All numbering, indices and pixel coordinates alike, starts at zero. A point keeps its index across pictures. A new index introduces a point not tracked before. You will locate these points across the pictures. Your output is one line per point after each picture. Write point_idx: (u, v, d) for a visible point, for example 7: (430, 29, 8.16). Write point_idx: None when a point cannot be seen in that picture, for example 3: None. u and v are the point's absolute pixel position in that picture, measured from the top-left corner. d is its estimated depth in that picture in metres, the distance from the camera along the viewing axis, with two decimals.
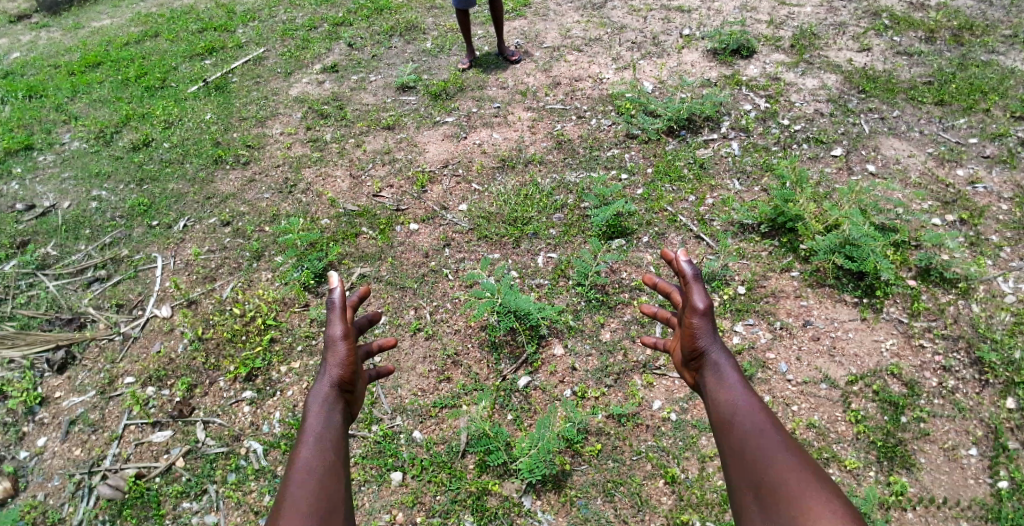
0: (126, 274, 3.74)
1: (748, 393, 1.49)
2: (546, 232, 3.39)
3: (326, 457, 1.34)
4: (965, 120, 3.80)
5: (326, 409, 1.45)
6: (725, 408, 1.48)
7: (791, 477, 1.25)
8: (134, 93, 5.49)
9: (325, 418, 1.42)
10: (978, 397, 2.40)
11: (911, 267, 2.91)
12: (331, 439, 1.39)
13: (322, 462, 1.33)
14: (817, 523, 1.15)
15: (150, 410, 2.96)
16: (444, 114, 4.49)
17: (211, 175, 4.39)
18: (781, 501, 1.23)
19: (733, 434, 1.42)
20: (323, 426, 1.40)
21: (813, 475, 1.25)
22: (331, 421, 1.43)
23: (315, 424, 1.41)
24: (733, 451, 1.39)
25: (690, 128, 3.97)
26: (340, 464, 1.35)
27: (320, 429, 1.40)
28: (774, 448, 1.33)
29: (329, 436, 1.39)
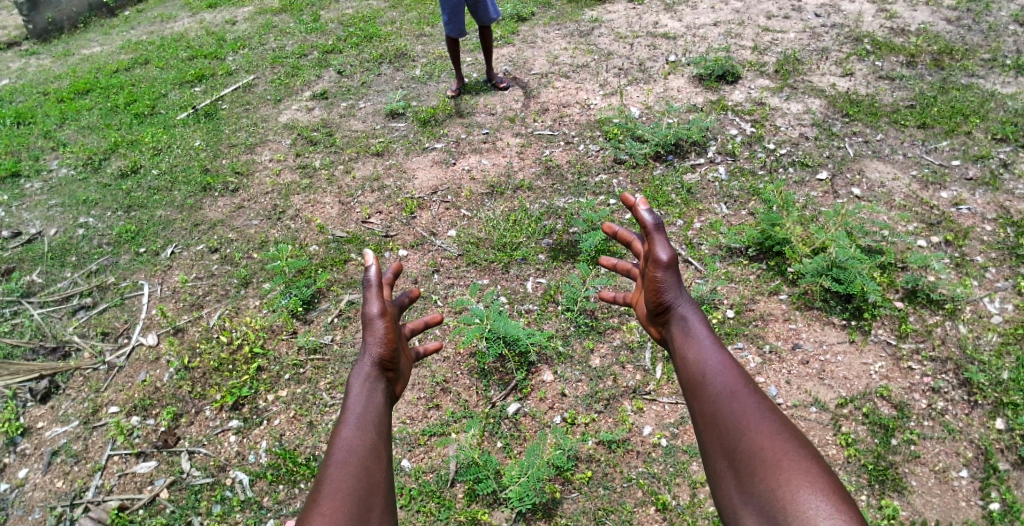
0: (113, 301, 3.70)
1: (718, 350, 1.51)
2: (535, 257, 3.40)
3: (367, 436, 1.29)
4: (948, 142, 3.87)
5: (367, 387, 1.42)
6: (696, 368, 1.50)
7: (768, 444, 1.26)
8: (123, 120, 5.51)
9: (366, 397, 1.39)
10: (968, 419, 2.40)
11: (898, 288, 2.93)
12: (373, 417, 1.34)
13: (364, 440, 1.28)
14: (791, 487, 1.16)
15: (134, 440, 2.89)
16: (432, 141, 4.53)
17: (199, 202, 4.38)
18: (756, 468, 1.24)
19: (703, 397, 1.43)
20: (365, 404, 1.37)
21: (791, 441, 1.26)
22: (372, 399, 1.40)
23: (357, 403, 1.38)
24: (705, 413, 1.40)
25: (677, 153, 4.01)
26: (382, 444, 1.30)
27: (362, 408, 1.36)
28: (750, 413, 1.34)
29: (371, 413, 1.35)
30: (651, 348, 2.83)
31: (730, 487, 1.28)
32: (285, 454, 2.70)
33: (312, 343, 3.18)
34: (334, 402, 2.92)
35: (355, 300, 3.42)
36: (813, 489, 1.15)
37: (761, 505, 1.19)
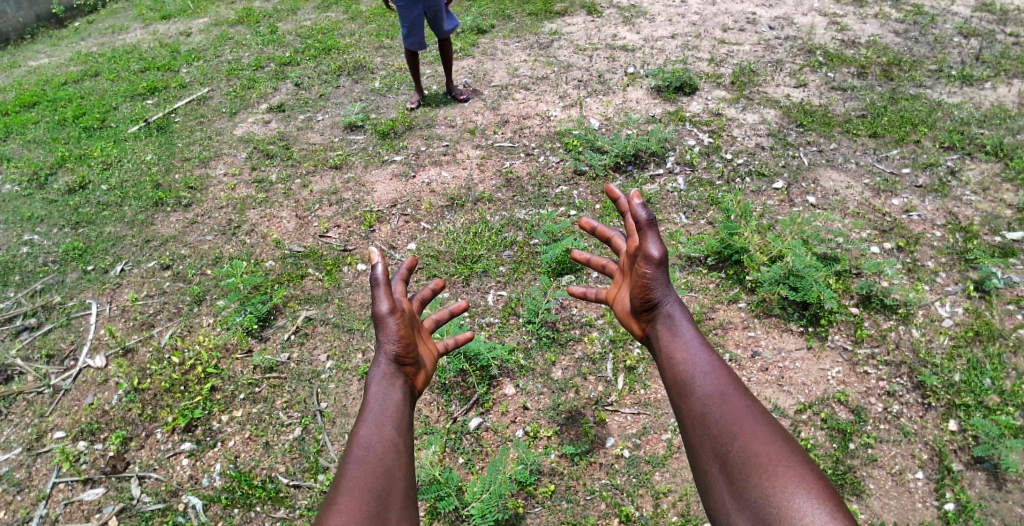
0: (57, 322, 3.52)
1: (706, 352, 1.53)
2: (496, 269, 3.37)
3: (385, 433, 1.33)
4: (898, 151, 4.00)
5: (384, 385, 1.45)
6: (684, 367, 1.50)
7: (761, 448, 1.27)
8: (71, 133, 5.30)
9: (384, 395, 1.43)
10: (922, 421, 2.45)
11: (853, 294, 2.99)
12: (391, 415, 1.38)
13: (382, 437, 1.32)
14: (787, 493, 1.18)
15: (81, 467, 2.73)
16: (392, 153, 4.48)
17: (151, 217, 4.22)
18: (750, 472, 1.24)
19: (692, 399, 1.44)
20: (382, 403, 1.40)
21: (782, 444, 1.28)
22: (389, 396, 1.43)
23: (375, 400, 1.42)
24: (694, 414, 1.41)
25: (637, 164, 4.05)
26: (402, 441, 1.33)
27: (380, 406, 1.40)
28: (742, 416, 1.35)
29: (389, 410, 1.39)
30: (613, 359, 2.82)
31: (721, 492, 1.28)
32: (240, 477, 2.59)
33: (268, 361, 3.07)
34: (290, 421, 2.81)
35: (312, 315, 3.32)
36: (807, 495, 1.17)
37: (754, 509, 1.20)
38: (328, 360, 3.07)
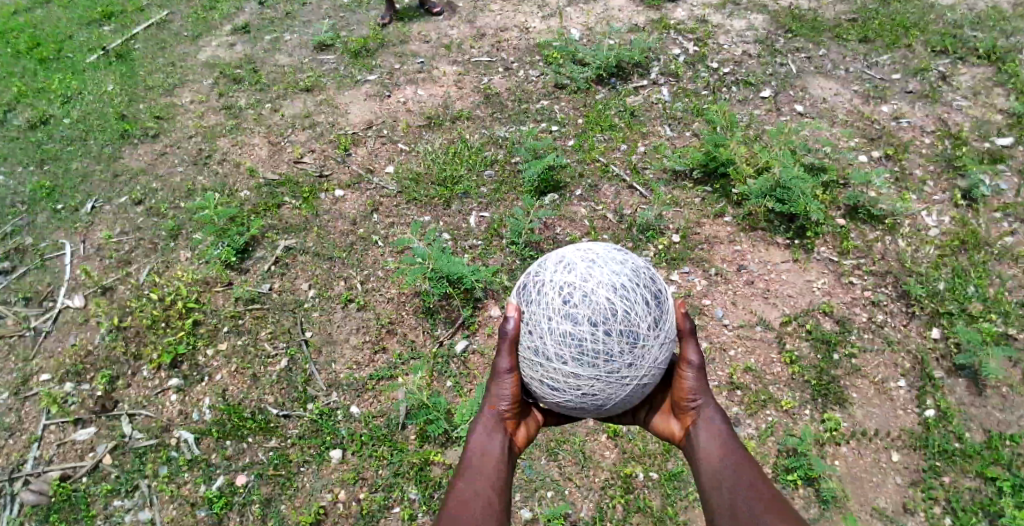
0: (33, 264, 3.42)
1: (736, 443, 1.48)
2: (477, 190, 3.27)
3: (487, 488, 1.39)
4: (889, 56, 3.85)
5: (488, 436, 1.51)
6: (713, 451, 1.46)
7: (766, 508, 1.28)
8: (27, 67, 4.95)
9: (485, 447, 1.49)
10: (905, 330, 2.47)
11: (840, 206, 2.94)
12: (491, 471, 1.43)
13: (485, 491, 1.37)
14: None
15: (70, 408, 2.73)
16: (365, 73, 4.24)
17: (118, 151, 4.03)
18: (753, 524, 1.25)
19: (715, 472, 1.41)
20: (484, 455, 1.46)
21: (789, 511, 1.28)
22: (491, 449, 1.48)
23: (478, 452, 1.48)
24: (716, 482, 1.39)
25: (620, 76, 3.88)
26: (501, 498, 1.38)
27: (483, 458, 1.46)
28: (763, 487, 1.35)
29: (490, 466, 1.44)
30: None
31: None
32: (229, 409, 2.60)
33: (250, 293, 3.02)
34: (276, 352, 2.80)
35: (291, 245, 3.24)
36: None
37: None
38: (310, 289, 3.03)
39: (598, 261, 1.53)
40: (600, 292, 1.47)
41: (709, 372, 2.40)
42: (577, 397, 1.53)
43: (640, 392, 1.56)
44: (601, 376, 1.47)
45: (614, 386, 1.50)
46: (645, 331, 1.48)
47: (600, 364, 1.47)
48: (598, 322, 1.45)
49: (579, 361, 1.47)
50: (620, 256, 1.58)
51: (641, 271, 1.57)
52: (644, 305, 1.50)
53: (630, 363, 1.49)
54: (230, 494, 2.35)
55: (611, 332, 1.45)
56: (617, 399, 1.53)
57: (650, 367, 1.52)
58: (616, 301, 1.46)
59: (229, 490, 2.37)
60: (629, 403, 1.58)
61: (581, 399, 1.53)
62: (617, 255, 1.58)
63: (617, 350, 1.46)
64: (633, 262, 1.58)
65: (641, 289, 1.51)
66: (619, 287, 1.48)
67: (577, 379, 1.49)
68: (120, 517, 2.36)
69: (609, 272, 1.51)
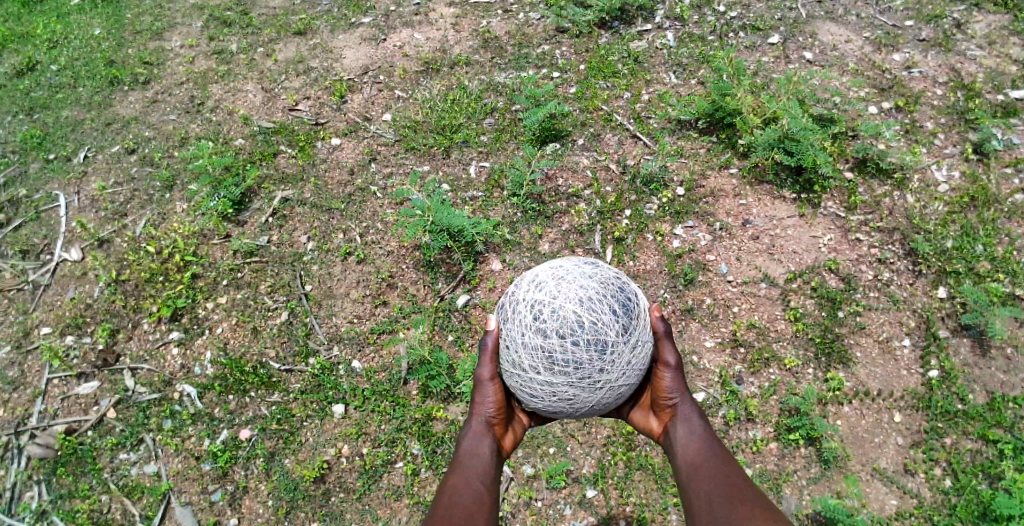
0: (27, 216, 3.36)
1: (720, 450, 1.48)
2: (477, 139, 3.18)
3: (474, 487, 1.42)
4: (903, 0, 3.66)
5: (475, 442, 1.55)
6: (695, 457, 1.47)
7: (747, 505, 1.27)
8: (10, 10, 4.72)
9: (473, 452, 1.53)
10: (911, 288, 2.45)
11: (849, 159, 2.86)
12: (479, 474, 1.47)
13: (471, 489, 1.41)
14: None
15: (73, 362, 2.73)
16: (360, 15, 4.06)
17: (108, 98, 3.89)
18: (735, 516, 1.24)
19: (698, 479, 1.41)
20: (472, 459, 1.51)
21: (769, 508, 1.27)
22: (479, 454, 1.52)
23: (466, 456, 1.52)
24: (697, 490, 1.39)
25: (623, 20, 3.71)
26: (488, 496, 1.41)
27: (471, 462, 1.50)
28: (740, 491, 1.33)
29: (478, 469, 1.48)
30: (601, 231, 2.73)
31: None
32: (232, 364, 2.59)
33: (247, 246, 2.97)
34: (275, 305, 2.78)
35: (289, 197, 3.17)
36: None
37: None
38: (308, 242, 2.98)
39: (567, 277, 1.55)
40: (566, 305, 1.49)
41: (713, 329, 2.39)
42: (553, 403, 1.56)
43: (617, 396, 1.57)
44: (576, 383, 1.51)
45: (588, 392, 1.52)
46: (615, 339, 1.49)
47: (572, 373, 1.49)
48: (566, 334, 1.48)
49: (550, 369, 1.49)
50: (590, 269, 1.59)
51: (611, 281, 1.58)
52: (613, 314, 1.50)
53: (603, 370, 1.50)
54: (234, 448, 2.38)
55: (580, 342, 1.47)
56: (593, 403, 1.56)
57: (623, 371, 1.53)
58: (583, 313, 1.48)
59: (233, 444, 2.40)
60: (607, 406, 1.60)
61: (558, 405, 1.55)
62: (588, 268, 1.59)
63: (587, 358, 1.48)
64: (603, 273, 1.59)
65: (610, 299, 1.52)
66: (587, 300, 1.50)
67: (550, 388, 1.51)
68: (126, 470, 2.40)
69: (576, 286, 1.52)
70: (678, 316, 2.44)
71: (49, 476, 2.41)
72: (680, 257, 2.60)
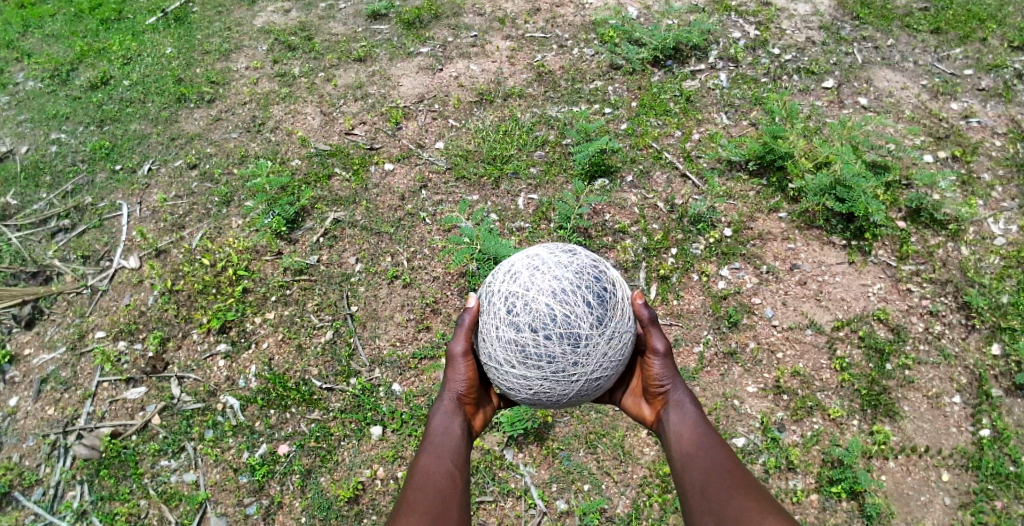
0: (91, 223, 3.55)
1: (713, 433, 1.50)
2: (527, 171, 3.25)
3: (443, 468, 1.45)
4: (961, 49, 3.64)
5: (445, 419, 1.57)
6: (689, 442, 1.48)
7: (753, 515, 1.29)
8: (89, 27, 5.08)
9: (444, 428, 1.55)
10: (964, 343, 2.38)
11: (901, 207, 2.82)
12: (449, 452, 1.49)
13: (440, 471, 1.43)
14: None
15: (123, 366, 2.86)
16: (418, 45, 4.22)
17: (174, 115, 4.12)
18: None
19: (694, 467, 1.42)
20: (443, 436, 1.52)
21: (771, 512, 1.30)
22: (450, 431, 1.54)
23: (436, 432, 1.54)
24: (695, 479, 1.40)
25: (677, 58, 3.76)
26: (457, 476, 1.44)
27: (441, 439, 1.52)
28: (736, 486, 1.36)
29: (447, 446, 1.50)
30: (645, 267, 2.74)
31: None
32: (275, 379, 2.67)
33: (298, 264, 3.08)
34: (322, 324, 2.86)
35: (340, 218, 3.28)
36: None
37: None
38: (357, 263, 3.07)
39: (542, 268, 1.59)
40: (539, 298, 1.54)
41: (755, 374, 2.36)
42: (531, 394, 1.61)
43: (595, 385, 1.61)
44: (548, 377, 1.56)
45: (564, 384, 1.57)
46: (588, 331, 1.53)
47: (545, 366, 1.54)
48: (538, 327, 1.52)
49: (524, 363, 1.55)
50: (566, 259, 1.62)
51: (586, 271, 1.60)
52: (586, 306, 1.54)
53: (576, 363, 1.54)
54: (271, 463, 2.44)
55: (552, 336, 1.52)
56: (571, 393, 1.61)
57: (598, 362, 1.56)
58: (555, 306, 1.53)
59: (271, 459, 2.46)
60: (588, 395, 1.65)
61: (536, 396, 1.61)
62: (564, 258, 1.62)
63: (559, 351, 1.53)
64: (579, 262, 1.61)
65: (583, 291, 1.55)
66: (559, 292, 1.54)
67: (527, 380, 1.57)
68: (166, 477, 2.48)
69: (550, 278, 1.56)
70: (721, 358, 2.42)
71: (91, 477, 2.50)
72: (724, 298, 2.59)
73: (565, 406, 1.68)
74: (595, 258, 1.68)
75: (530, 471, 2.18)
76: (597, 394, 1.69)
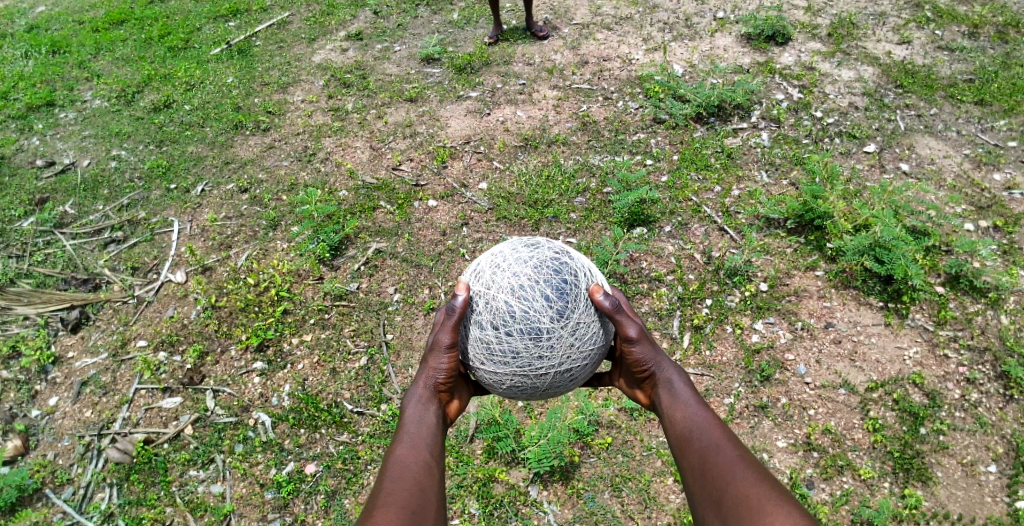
0: (142, 237, 3.74)
1: (706, 410, 1.40)
2: (567, 216, 3.34)
3: (420, 456, 1.34)
4: (1006, 121, 3.66)
5: (420, 409, 1.48)
6: (682, 426, 1.38)
7: (749, 490, 1.15)
8: (157, 52, 5.46)
9: (420, 417, 1.45)
10: (1001, 412, 2.34)
11: (940, 273, 2.82)
12: (425, 440, 1.39)
13: (417, 459, 1.32)
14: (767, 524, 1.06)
15: (161, 376, 2.96)
16: (468, 89, 4.43)
17: (230, 140, 4.36)
18: (738, 508, 1.13)
19: (690, 452, 1.31)
20: (418, 425, 1.43)
21: (769, 486, 1.15)
22: (426, 420, 1.45)
23: (411, 423, 1.44)
24: (693, 465, 1.29)
25: (720, 116, 3.87)
26: (434, 463, 1.33)
27: (416, 428, 1.43)
28: (732, 464, 1.22)
29: (423, 435, 1.40)
30: (679, 316, 2.78)
31: None
32: (308, 399, 2.75)
33: (338, 289, 3.20)
34: (357, 350, 2.95)
35: (382, 248, 3.42)
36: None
37: None
38: (395, 293, 3.18)
39: (504, 264, 1.65)
40: (499, 295, 1.61)
41: (785, 429, 2.35)
42: (506, 388, 1.68)
43: (566, 377, 1.66)
44: (517, 373, 1.63)
45: (533, 378, 1.64)
46: (549, 325, 1.58)
47: (511, 362, 1.61)
48: (499, 325, 1.59)
49: (491, 361, 1.62)
50: (527, 253, 1.66)
51: (547, 263, 1.63)
52: (545, 300, 1.58)
53: (541, 357, 1.60)
54: (298, 481, 2.49)
55: (512, 332, 1.58)
56: (542, 386, 1.67)
57: (564, 354, 1.61)
58: (514, 303, 1.59)
59: (297, 477, 2.51)
60: (562, 387, 1.70)
61: (510, 390, 1.68)
62: (525, 252, 1.66)
63: (522, 346, 1.59)
64: (540, 254, 1.65)
65: (542, 285, 1.59)
66: (518, 288, 1.60)
67: (497, 376, 1.64)
68: (193, 486, 2.54)
69: (509, 274, 1.62)
70: (751, 412, 2.42)
71: (121, 481, 2.58)
72: (757, 352, 2.60)
73: (544, 398, 1.74)
74: (560, 247, 1.70)
75: (553, 509, 2.19)
76: (576, 385, 1.73)
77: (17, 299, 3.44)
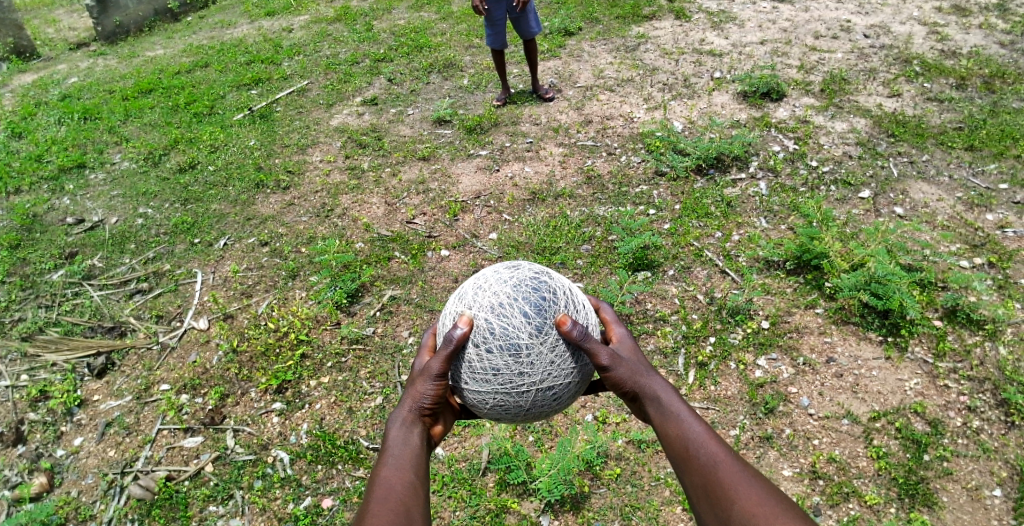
0: (167, 287, 3.92)
1: (700, 421, 1.42)
2: (574, 262, 3.49)
3: (406, 477, 1.36)
4: (996, 166, 3.82)
5: (403, 431, 1.48)
6: (679, 443, 1.40)
7: (757, 510, 1.19)
8: (184, 118, 5.84)
9: (404, 439, 1.46)
10: (1004, 439, 2.37)
11: (938, 307, 2.90)
12: (410, 461, 1.41)
13: (402, 481, 1.34)
14: None
15: (183, 416, 3.06)
16: (478, 148, 4.70)
17: (252, 198, 4.60)
18: None
19: (692, 470, 1.34)
20: (401, 447, 1.44)
21: (775, 503, 1.20)
22: (409, 442, 1.46)
23: (395, 445, 1.45)
24: (696, 485, 1.32)
25: (718, 167, 4.07)
26: (419, 485, 1.34)
27: (399, 450, 1.44)
28: (734, 481, 1.26)
29: (408, 457, 1.41)
30: (684, 353, 2.87)
31: None
32: (325, 436, 2.83)
33: (355, 334, 3.33)
34: (373, 390, 3.05)
35: (396, 295, 3.57)
36: None
37: None
38: (410, 336, 3.31)
39: (485, 285, 1.78)
40: (480, 314, 1.73)
41: (791, 458, 2.39)
42: (490, 408, 1.76)
43: (549, 396, 1.74)
44: (499, 391, 1.70)
45: (515, 396, 1.72)
46: (527, 340, 1.68)
47: (493, 379, 1.69)
48: (480, 342, 1.70)
49: (474, 379, 1.71)
50: (507, 274, 1.79)
51: (527, 281, 1.76)
52: (524, 316, 1.69)
53: (522, 373, 1.69)
54: (315, 515, 2.55)
55: (492, 349, 1.68)
56: (526, 404, 1.74)
57: (544, 371, 1.69)
58: (494, 319, 1.70)
59: (314, 511, 2.57)
60: (546, 406, 1.77)
61: (494, 410, 1.76)
62: (506, 273, 1.80)
63: (503, 363, 1.68)
64: (519, 275, 1.78)
65: (520, 302, 1.71)
66: (497, 306, 1.72)
67: (480, 395, 1.72)
68: (213, 521, 2.60)
69: (490, 294, 1.75)
70: (756, 442, 2.47)
71: (142, 516, 2.65)
72: (761, 386, 2.68)
73: (529, 419, 1.81)
74: (539, 268, 1.83)
75: None
76: (560, 405, 1.81)
77: (45, 347, 3.59)
